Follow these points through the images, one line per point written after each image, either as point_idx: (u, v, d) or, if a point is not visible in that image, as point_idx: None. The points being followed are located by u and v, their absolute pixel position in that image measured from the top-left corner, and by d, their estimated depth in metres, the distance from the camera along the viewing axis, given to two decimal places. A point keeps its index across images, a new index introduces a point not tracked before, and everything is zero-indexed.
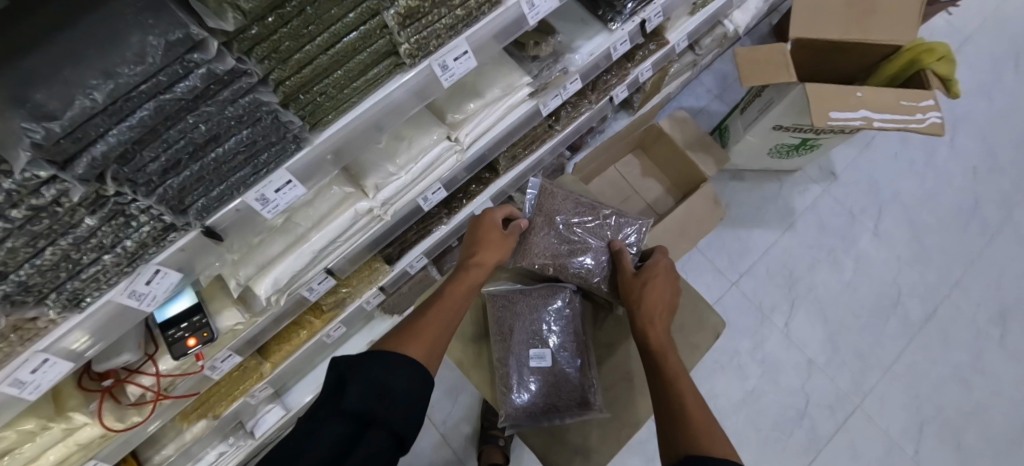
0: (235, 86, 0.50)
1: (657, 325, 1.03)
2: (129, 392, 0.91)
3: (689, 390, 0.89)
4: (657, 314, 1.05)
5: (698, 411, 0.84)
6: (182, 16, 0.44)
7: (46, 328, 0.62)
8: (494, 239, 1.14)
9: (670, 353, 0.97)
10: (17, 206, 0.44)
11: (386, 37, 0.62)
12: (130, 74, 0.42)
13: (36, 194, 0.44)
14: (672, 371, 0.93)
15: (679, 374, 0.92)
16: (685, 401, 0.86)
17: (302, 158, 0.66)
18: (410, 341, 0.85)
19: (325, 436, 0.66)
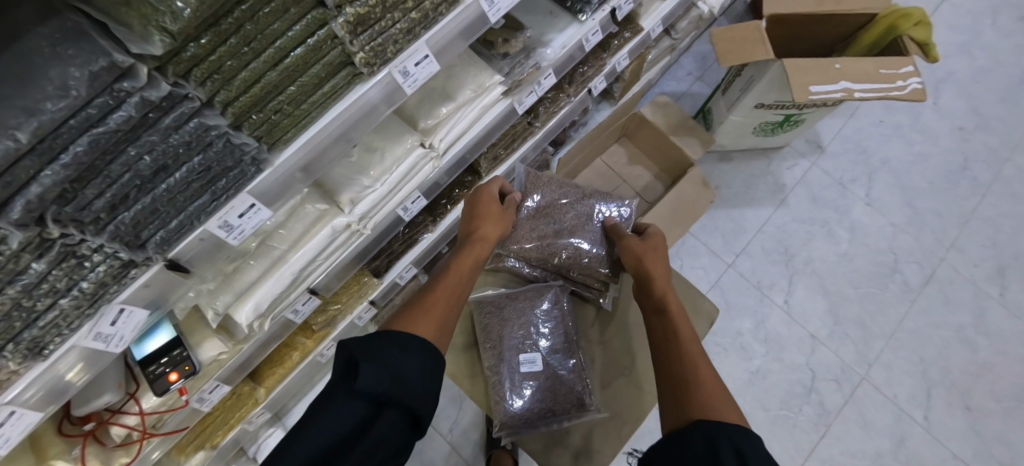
0: (177, 112, 0.47)
1: (666, 290, 1.00)
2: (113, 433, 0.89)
3: (701, 354, 0.86)
4: (664, 281, 1.02)
5: (709, 376, 0.80)
6: (104, 43, 0.41)
7: (9, 379, 0.59)
8: (496, 210, 1.08)
9: (680, 316, 0.94)
10: None
11: (339, 47, 0.59)
12: (55, 110, 0.40)
13: None
14: (683, 333, 0.90)
15: (690, 338, 0.89)
16: (695, 365, 0.83)
17: (264, 180, 0.64)
18: (418, 321, 0.80)
19: (342, 417, 0.62)
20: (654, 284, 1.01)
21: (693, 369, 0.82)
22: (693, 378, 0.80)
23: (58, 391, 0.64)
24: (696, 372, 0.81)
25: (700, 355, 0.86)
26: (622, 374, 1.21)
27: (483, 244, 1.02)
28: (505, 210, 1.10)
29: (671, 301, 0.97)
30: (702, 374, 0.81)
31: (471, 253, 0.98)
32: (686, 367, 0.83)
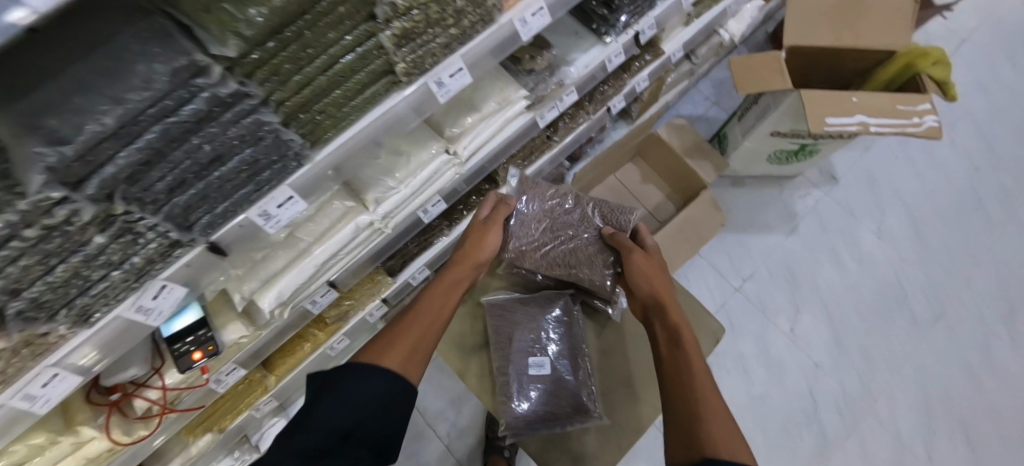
0: (238, 108, 0.52)
1: (677, 314, 1.02)
2: (135, 405, 0.93)
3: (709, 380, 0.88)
4: (673, 305, 1.04)
5: (719, 406, 0.83)
6: (186, 44, 0.46)
7: (58, 342, 0.63)
8: (474, 236, 1.10)
9: (691, 339, 0.96)
10: (31, 226, 0.46)
11: (383, 57, 0.65)
12: (138, 100, 0.44)
13: (49, 214, 0.46)
14: (694, 356, 0.92)
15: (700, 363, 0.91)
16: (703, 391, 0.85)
17: (302, 175, 0.69)
18: (388, 350, 0.83)
19: (299, 444, 0.70)
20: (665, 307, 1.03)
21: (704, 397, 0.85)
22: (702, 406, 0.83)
23: (97, 356, 0.70)
24: (706, 401, 0.84)
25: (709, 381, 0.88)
26: (626, 385, 1.23)
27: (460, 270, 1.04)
28: (486, 231, 1.10)
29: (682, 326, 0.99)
30: (714, 403, 0.83)
31: (447, 280, 1.00)
32: (692, 395, 0.85)
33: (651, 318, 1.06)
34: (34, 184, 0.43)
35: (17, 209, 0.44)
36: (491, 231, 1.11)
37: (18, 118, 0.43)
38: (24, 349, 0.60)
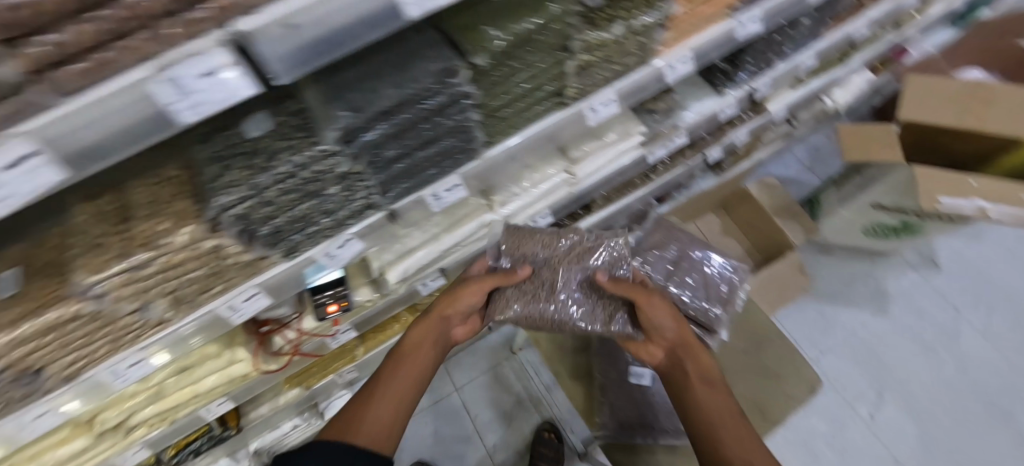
0: (462, 104, 0.66)
1: (706, 362, 0.90)
2: (275, 341, 1.10)
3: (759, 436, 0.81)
4: (699, 352, 0.91)
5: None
6: (448, 53, 0.61)
7: (267, 267, 0.78)
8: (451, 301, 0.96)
9: (723, 389, 0.86)
10: (309, 168, 0.61)
11: (561, 80, 0.79)
12: (411, 88, 0.59)
13: (323, 161, 0.61)
14: (731, 412, 0.83)
15: (738, 419, 0.83)
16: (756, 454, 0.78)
17: (473, 167, 0.83)
18: (356, 427, 0.79)
19: None
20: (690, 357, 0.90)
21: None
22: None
23: (283, 288, 0.84)
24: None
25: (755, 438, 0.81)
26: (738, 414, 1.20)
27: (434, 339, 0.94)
28: (463, 300, 0.95)
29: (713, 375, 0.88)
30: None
31: (414, 339, 0.92)
32: (725, 463, 0.77)
33: (671, 368, 0.92)
34: (327, 137, 0.59)
35: (309, 153, 0.60)
36: (468, 300, 0.96)
37: (331, 91, 0.60)
38: (248, 267, 0.75)
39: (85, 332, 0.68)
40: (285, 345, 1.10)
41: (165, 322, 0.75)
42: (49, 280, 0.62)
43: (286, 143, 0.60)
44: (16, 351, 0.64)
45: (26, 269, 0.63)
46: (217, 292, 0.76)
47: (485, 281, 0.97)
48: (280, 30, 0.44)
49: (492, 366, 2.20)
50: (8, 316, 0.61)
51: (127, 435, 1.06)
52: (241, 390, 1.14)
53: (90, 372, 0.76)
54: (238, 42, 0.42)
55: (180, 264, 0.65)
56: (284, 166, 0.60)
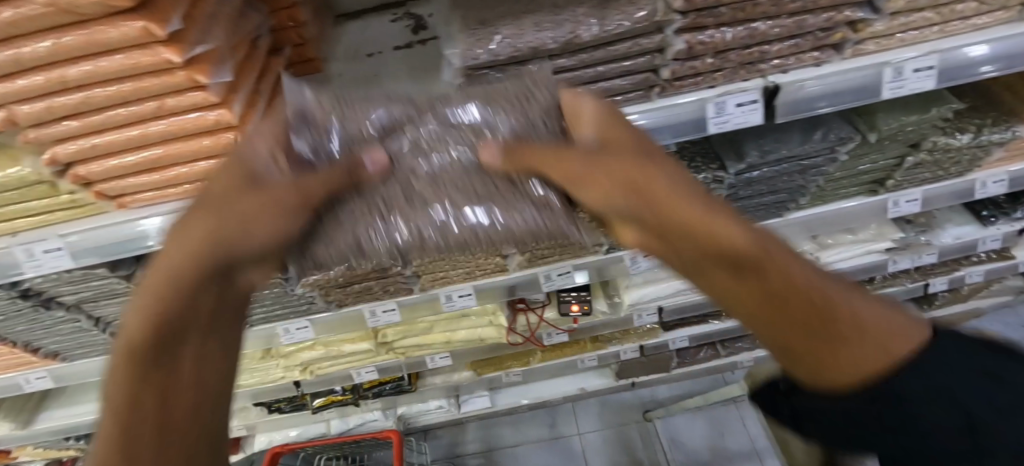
0: (820, 169, 0.80)
1: (706, 214, 0.37)
2: (517, 320, 1.22)
3: (860, 302, 0.38)
4: (674, 201, 0.38)
5: (921, 384, 0.35)
6: (839, 125, 0.75)
7: (589, 254, 0.94)
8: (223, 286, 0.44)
9: (783, 251, 0.37)
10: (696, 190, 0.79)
11: (886, 171, 0.90)
12: (802, 146, 0.75)
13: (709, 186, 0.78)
14: (797, 284, 0.36)
15: (836, 293, 0.37)
16: (865, 325, 0.36)
17: (776, 222, 0.95)
18: None
19: None
20: (680, 234, 0.38)
21: (916, 394, 0.34)
22: (936, 423, 0.34)
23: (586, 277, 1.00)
24: (895, 365, 0.35)
25: (867, 302, 0.38)
26: None
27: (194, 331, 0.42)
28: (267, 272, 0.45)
29: (733, 231, 0.36)
30: (940, 395, 0.34)
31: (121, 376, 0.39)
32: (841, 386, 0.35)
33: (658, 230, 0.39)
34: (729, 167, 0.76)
35: (707, 176, 0.77)
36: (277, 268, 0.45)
37: (735, 135, 0.77)
38: (583, 250, 0.93)
39: (469, 260, 0.90)
40: (524, 327, 1.23)
41: (504, 271, 0.94)
42: None
43: (692, 164, 0.77)
44: None
45: None
46: (548, 260, 0.94)
47: (275, 195, 0.43)
48: (797, 89, 0.60)
49: (618, 424, 1.95)
50: None
51: (377, 354, 1.26)
52: (462, 350, 1.31)
53: (435, 291, 0.96)
54: (771, 90, 0.60)
55: None
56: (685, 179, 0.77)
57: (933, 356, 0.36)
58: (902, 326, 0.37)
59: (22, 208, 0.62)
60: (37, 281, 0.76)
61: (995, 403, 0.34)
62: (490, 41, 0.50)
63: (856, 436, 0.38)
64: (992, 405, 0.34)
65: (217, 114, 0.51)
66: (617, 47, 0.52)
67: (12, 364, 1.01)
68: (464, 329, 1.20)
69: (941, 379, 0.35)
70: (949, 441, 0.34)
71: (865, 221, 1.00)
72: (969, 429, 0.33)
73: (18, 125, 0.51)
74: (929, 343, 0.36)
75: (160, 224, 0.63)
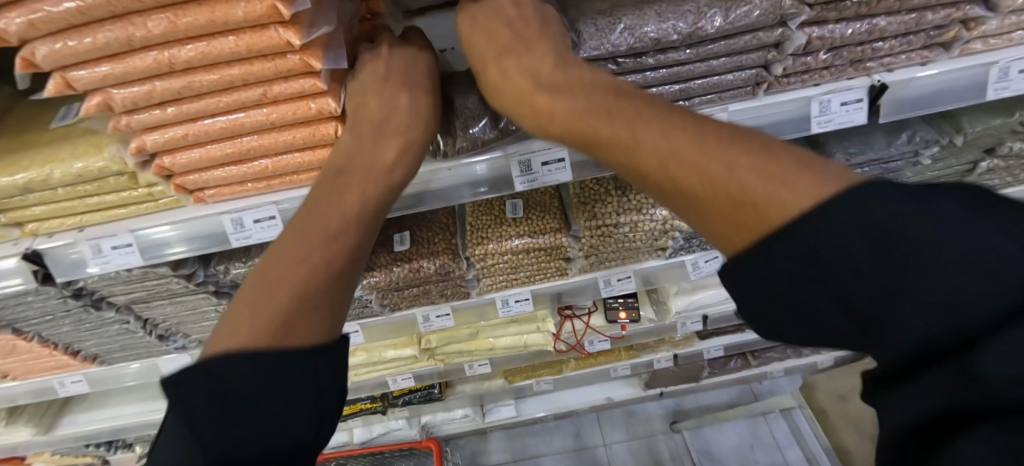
0: (899, 173, 0.78)
1: (540, 93, 0.41)
2: (564, 327, 1.21)
3: (728, 150, 0.32)
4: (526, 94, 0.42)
5: (779, 252, 0.28)
6: (922, 127, 0.73)
7: (653, 256, 0.91)
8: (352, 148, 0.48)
9: (635, 112, 0.36)
10: None
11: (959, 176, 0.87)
12: (886, 149, 0.73)
13: None
14: (636, 145, 0.34)
15: (682, 140, 0.33)
16: (731, 181, 0.31)
17: None
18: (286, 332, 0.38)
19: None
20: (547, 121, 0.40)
21: (774, 258, 0.29)
22: (794, 284, 0.28)
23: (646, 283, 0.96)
24: (762, 219, 0.29)
25: (727, 145, 0.32)
26: None
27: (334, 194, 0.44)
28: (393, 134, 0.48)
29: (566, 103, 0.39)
30: (798, 253, 0.28)
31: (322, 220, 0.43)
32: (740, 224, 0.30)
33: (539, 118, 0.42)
34: None
35: None
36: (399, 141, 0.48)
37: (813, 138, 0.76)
38: (649, 253, 0.90)
39: (533, 263, 0.87)
40: (570, 334, 1.21)
41: (565, 275, 0.91)
42: (545, 216, 0.84)
43: None
44: (497, 258, 0.84)
45: (527, 203, 0.86)
46: (610, 263, 0.91)
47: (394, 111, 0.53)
48: (901, 88, 0.58)
49: (645, 435, 1.87)
50: (514, 230, 0.83)
51: (417, 361, 1.23)
52: (502, 357, 1.28)
53: (493, 295, 0.92)
54: (878, 89, 0.57)
55: (636, 229, 0.81)
56: None
57: (815, 213, 0.27)
58: (790, 177, 0.29)
59: (98, 202, 0.60)
60: (93, 280, 0.73)
61: (851, 235, 0.27)
62: (612, 30, 0.49)
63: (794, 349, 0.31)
64: (862, 269, 0.26)
65: (318, 102, 0.50)
66: (736, 40, 0.51)
67: (49, 367, 0.98)
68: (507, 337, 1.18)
69: (812, 238, 0.27)
70: (841, 320, 0.28)
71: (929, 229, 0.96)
72: (855, 305, 0.27)
73: (113, 111, 0.49)
74: (817, 196, 0.28)
75: (237, 219, 0.59)
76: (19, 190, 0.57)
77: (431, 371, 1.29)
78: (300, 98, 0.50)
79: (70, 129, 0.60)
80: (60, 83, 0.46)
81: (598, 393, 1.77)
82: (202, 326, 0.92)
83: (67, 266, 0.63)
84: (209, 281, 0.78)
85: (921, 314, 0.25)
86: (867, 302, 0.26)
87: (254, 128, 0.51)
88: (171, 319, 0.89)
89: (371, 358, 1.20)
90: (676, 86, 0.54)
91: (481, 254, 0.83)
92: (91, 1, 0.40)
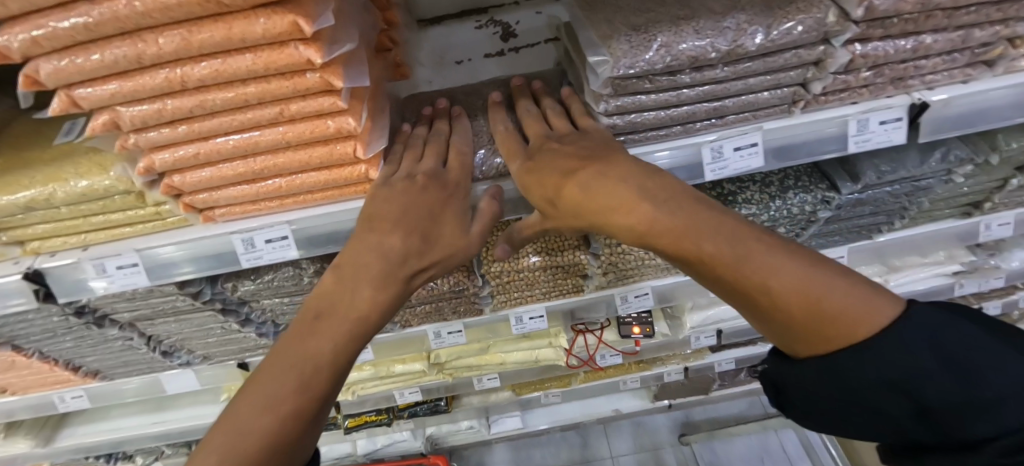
0: (927, 190, 0.76)
1: (627, 210, 0.41)
2: (577, 342, 1.18)
3: (818, 278, 0.37)
4: (615, 208, 0.42)
5: (869, 370, 0.36)
6: (954, 145, 0.71)
7: (671, 273, 0.89)
8: (354, 254, 0.45)
9: (729, 233, 0.38)
10: (800, 214, 0.75)
11: (988, 194, 0.84)
12: (916, 167, 0.70)
13: (815, 210, 0.74)
14: (732, 273, 0.37)
15: (767, 257, 0.37)
16: (829, 309, 0.36)
17: (864, 245, 0.90)
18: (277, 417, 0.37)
19: None
20: (628, 237, 0.42)
21: (865, 376, 0.36)
22: (872, 389, 0.37)
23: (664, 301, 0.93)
24: (854, 343, 0.36)
25: (817, 274, 0.37)
26: None
27: (329, 303, 0.42)
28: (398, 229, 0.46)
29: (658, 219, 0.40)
30: (880, 369, 0.36)
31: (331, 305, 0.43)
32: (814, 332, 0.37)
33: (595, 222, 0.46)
34: (840, 190, 0.72)
35: (812, 196, 0.73)
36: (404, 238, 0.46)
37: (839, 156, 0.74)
38: (667, 271, 0.88)
39: (549, 281, 0.85)
40: (582, 348, 1.19)
41: (580, 292, 0.89)
42: (563, 234, 0.82)
43: (799, 183, 0.75)
44: (513, 275, 0.82)
45: None
46: (627, 280, 0.88)
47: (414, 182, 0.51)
48: (942, 108, 0.54)
49: (652, 448, 1.84)
50: (530, 247, 0.81)
51: (425, 375, 1.20)
52: (512, 371, 1.25)
53: (507, 312, 0.90)
54: (918, 108, 0.54)
55: None
56: (792, 199, 0.73)
57: (895, 338, 0.36)
58: (871, 303, 0.37)
59: (104, 221, 0.58)
60: (96, 298, 0.71)
61: (918, 366, 0.36)
62: (647, 48, 0.47)
63: (840, 419, 0.41)
64: (930, 383, 0.36)
65: (336, 121, 0.47)
66: (776, 57, 0.49)
67: (49, 382, 0.95)
68: (518, 351, 1.17)
69: (891, 358, 0.36)
70: (907, 415, 0.37)
71: (955, 246, 0.93)
72: (923, 410, 0.36)
73: (120, 130, 0.47)
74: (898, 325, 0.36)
75: (248, 239, 0.57)
76: (21, 208, 0.54)
77: (438, 385, 1.26)
78: (318, 116, 0.47)
79: (75, 145, 0.58)
80: (66, 101, 0.43)
81: (604, 405, 1.74)
82: (208, 342, 0.89)
83: (69, 286, 0.60)
84: (216, 299, 0.75)
85: (971, 415, 0.35)
86: (936, 416, 0.36)
87: (268, 147, 0.49)
88: (176, 335, 0.86)
89: (378, 372, 1.17)
90: (710, 104, 0.52)
91: (496, 271, 0.81)
92: (100, 16, 0.37)
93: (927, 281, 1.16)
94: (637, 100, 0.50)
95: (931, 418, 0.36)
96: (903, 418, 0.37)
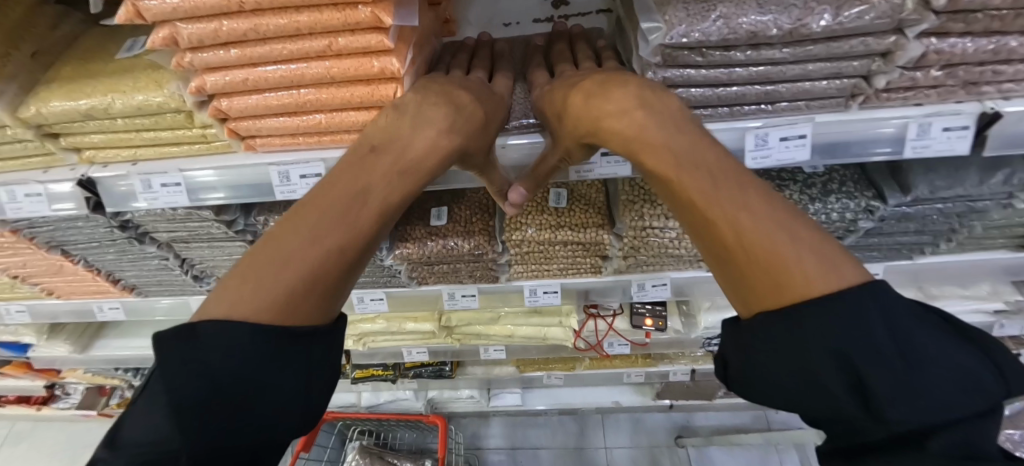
0: (982, 212, 0.71)
1: (625, 118, 0.45)
2: (587, 325, 1.18)
3: (783, 222, 0.38)
4: (614, 113, 0.46)
5: (818, 323, 0.35)
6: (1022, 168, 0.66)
7: (694, 265, 0.87)
8: (386, 122, 0.48)
9: (714, 170, 0.41)
10: (836, 220, 0.72)
11: None
12: (973, 186, 0.66)
13: (855, 219, 0.71)
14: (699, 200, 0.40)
15: (738, 191, 0.39)
16: (786, 259, 0.37)
17: (903, 265, 0.86)
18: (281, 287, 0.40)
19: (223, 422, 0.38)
20: (619, 141, 0.47)
21: (805, 323, 0.36)
22: (819, 348, 0.35)
23: (682, 295, 0.91)
24: (807, 298, 0.36)
25: (787, 230, 0.38)
26: None
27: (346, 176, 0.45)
28: (432, 99, 0.49)
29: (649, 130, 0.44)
30: (832, 321, 0.35)
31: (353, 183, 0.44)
32: (759, 263, 0.38)
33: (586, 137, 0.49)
34: (886, 201, 0.69)
35: (852, 204, 0.70)
36: (439, 109, 0.49)
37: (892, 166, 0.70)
38: (691, 263, 0.86)
39: (568, 257, 0.85)
40: (591, 333, 1.19)
41: (598, 273, 0.88)
42: (588, 211, 0.82)
43: (842, 189, 0.72)
44: (532, 246, 0.83)
45: (571, 193, 0.85)
46: (648, 266, 0.87)
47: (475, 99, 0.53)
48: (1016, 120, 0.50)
49: (648, 445, 1.83)
50: (554, 220, 0.81)
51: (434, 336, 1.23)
52: (519, 346, 1.26)
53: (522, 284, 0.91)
54: (988, 118, 0.50)
55: (682, 237, 0.78)
56: (830, 203, 0.71)
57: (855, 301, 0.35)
58: (835, 269, 0.36)
59: (153, 137, 0.60)
60: (139, 214, 0.75)
61: (873, 335, 0.34)
62: (705, 20, 0.46)
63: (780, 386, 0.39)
64: (876, 354, 0.34)
65: (382, 61, 0.48)
66: (840, 43, 0.47)
67: (90, 291, 1.02)
68: (527, 326, 1.18)
69: (846, 314, 0.35)
70: (844, 383, 0.35)
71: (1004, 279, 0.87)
72: (860, 381, 0.34)
73: (178, 47, 0.49)
74: (858, 291, 0.35)
75: (284, 172, 0.58)
76: (81, 115, 0.57)
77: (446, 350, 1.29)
78: (365, 55, 0.48)
79: (134, 60, 0.60)
80: (131, 11, 0.45)
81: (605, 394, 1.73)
82: None
83: (117, 196, 0.64)
84: (248, 230, 0.79)
85: (908, 397, 0.32)
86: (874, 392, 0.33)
87: (313, 80, 0.50)
88: (207, 261, 0.90)
89: (390, 326, 1.21)
90: (761, 87, 0.50)
91: (518, 240, 0.81)
92: None
93: (967, 316, 1.09)
94: (686, 75, 0.49)
95: (868, 394, 0.34)
96: (841, 387, 0.35)
